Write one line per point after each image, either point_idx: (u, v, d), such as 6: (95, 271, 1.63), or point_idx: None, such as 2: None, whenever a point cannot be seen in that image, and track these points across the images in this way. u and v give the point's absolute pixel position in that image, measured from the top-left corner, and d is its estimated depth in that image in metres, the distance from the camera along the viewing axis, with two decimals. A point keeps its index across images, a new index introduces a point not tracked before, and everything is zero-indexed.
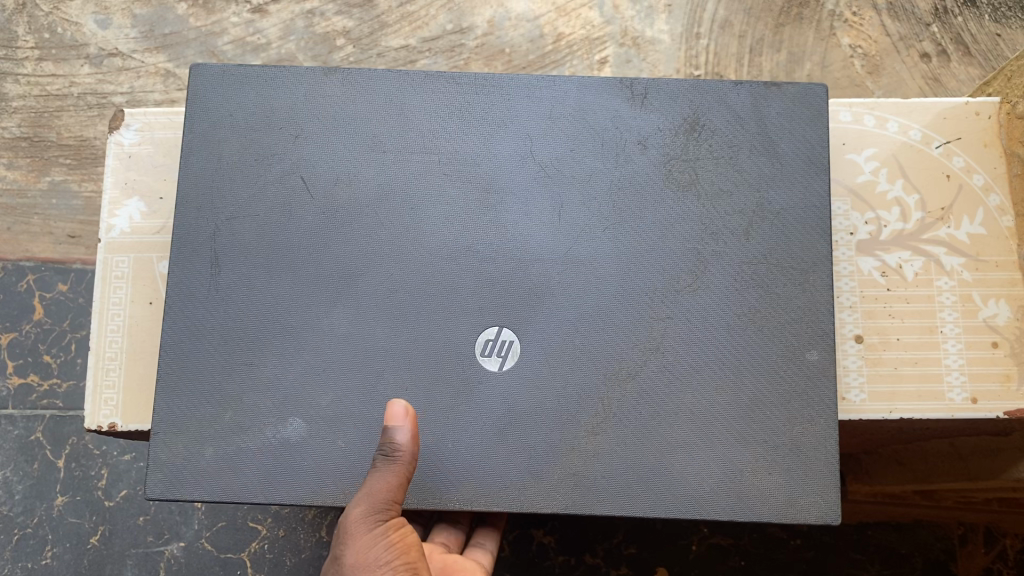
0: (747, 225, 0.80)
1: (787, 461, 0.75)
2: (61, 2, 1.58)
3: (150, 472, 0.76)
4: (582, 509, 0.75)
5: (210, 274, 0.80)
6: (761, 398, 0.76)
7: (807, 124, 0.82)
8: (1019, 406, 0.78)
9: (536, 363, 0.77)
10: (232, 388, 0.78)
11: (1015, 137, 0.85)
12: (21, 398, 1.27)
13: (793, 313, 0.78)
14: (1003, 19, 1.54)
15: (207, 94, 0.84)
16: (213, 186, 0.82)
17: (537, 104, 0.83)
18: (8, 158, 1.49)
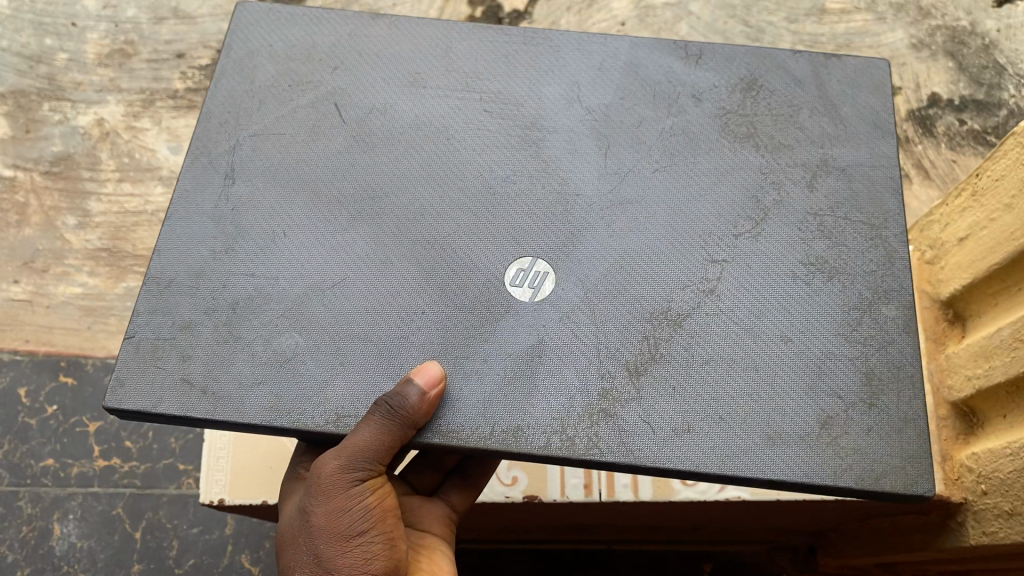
0: (811, 176, 0.82)
1: (862, 416, 0.72)
2: (139, 131, 1.82)
3: (115, 379, 0.73)
4: (623, 454, 0.69)
5: (224, 185, 0.83)
6: (832, 353, 0.74)
7: (868, 91, 0.87)
8: (930, 489, 0.95)
9: (571, 293, 0.76)
10: (231, 300, 0.77)
11: (924, 277, 1.06)
12: (105, 477, 1.47)
13: (865, 265, 0.78)
14: (958, 148, 1.74)
15: (249, 25, 0.92)
16: (238, 106, 0.87)
17: (587, 57, 0.89)
18: (90, 266, 1.67)
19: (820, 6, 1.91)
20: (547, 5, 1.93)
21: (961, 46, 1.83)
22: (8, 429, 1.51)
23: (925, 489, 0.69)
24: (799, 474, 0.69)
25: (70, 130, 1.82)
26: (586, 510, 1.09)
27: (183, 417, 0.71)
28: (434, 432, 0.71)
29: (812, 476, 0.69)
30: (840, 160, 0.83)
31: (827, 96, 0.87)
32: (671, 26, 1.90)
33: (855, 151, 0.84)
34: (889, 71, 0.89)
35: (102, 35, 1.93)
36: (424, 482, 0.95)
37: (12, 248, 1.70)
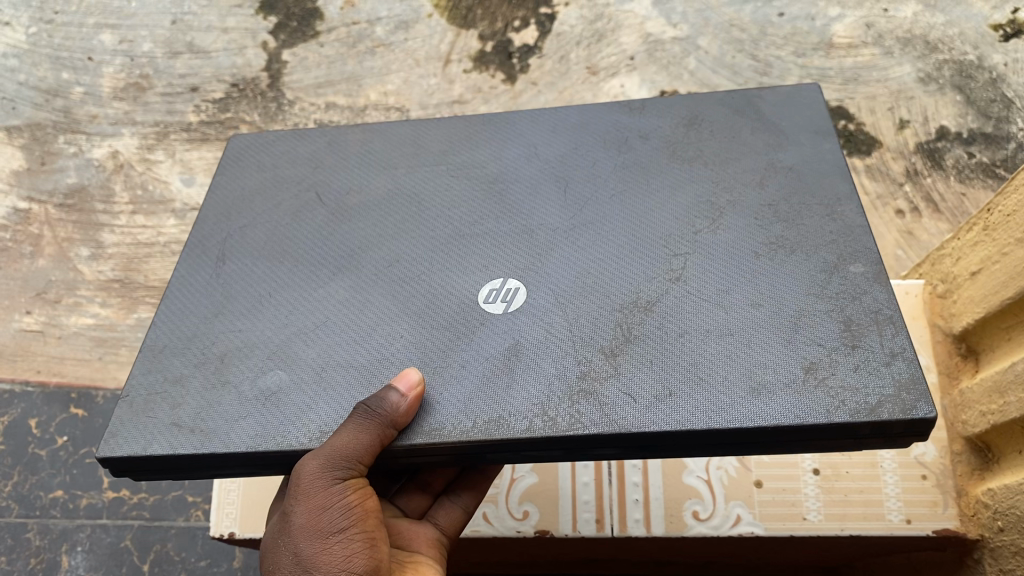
0: (761, 177, 0.80)
1: (850, 358, 0.66)
2: (153, 163, 1.84)
3: (108, 433, 0.73)
4: (607, 426, 0.66)
5: (215, 267, 0.84)
6: (805, 309, 0.70)
7: (803, 109, 0.86)
8: (945, 525, 0.94)
9: (541, 301, 0.74)
10: (218, 353, 0.77)
11: (937, 311, 1.05)
12: (114, 509, 1.47)
13: (825, 237, 0.75)
14: (967, 180, 1.73)
15: (238, 149, 0.96)
16: (229, 207, 0.89)
17: (540, 125, 0.91)
18: (102, 297, 1.68)
19: (827, 40, 1.93)
20: (557, 39, 1.95)
21: (969, 80, 1.84)
22: (18, 460, 1.51)
23: (929, 413, 0.62)
24: (792, 420, 0.64)
25: (84, 162, 1.84)
26: (598, 547, 1.08)
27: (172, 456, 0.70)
28: (418, 433, 0.69)
29: (806, 419, 0.63)
30: (786, 161, 0.81)
31: (762, 117, 0.86)
32: (679, 60, 1.92)
33: (799, 152, 0.82)
34: (823, 95, 0.88)
35: (117, 69, 1.96)
36: (413, 503, 0.89)
37: (25, 280, 1.71)
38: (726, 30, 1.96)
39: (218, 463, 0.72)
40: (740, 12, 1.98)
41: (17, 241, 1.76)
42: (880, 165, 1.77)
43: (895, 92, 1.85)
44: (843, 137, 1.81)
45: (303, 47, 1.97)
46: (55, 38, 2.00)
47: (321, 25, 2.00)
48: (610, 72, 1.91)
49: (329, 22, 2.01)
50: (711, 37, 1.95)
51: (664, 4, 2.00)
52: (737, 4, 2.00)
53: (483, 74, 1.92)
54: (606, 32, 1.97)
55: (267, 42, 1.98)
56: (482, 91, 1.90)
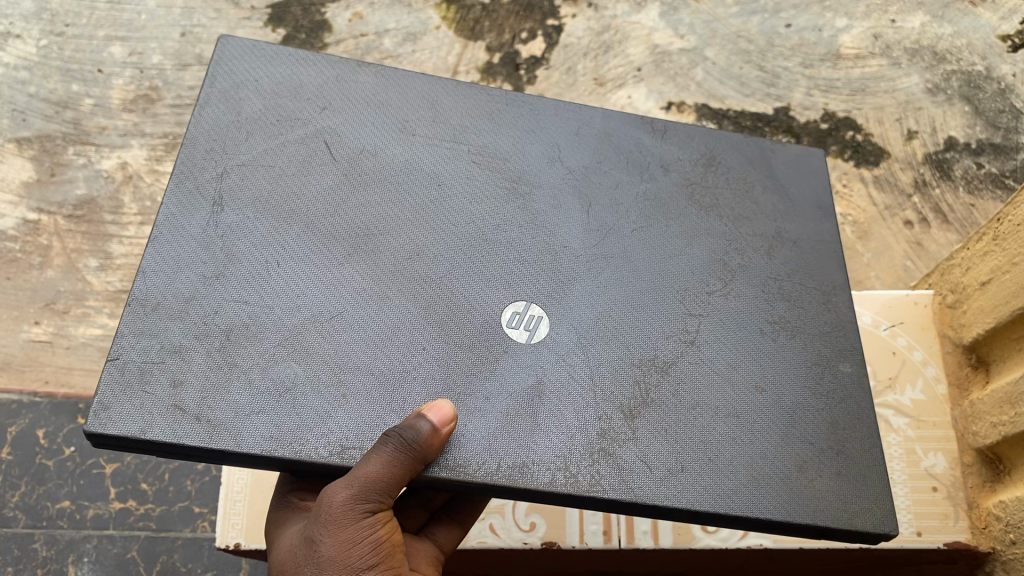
0: (768, 245, 0.85)
1: (836, 466, 0.73)
2: (162, 175, 1.85)
3: (100, 404, 0.68)
4: (625, 493, 0.68)
5: (211, 213, 0.79)
6: (801, 404, 0.75)
7: (810, 178, 0.91)
8: (957, 538, 0.93)
9: (563, 338, 0.75)
10: (223, 326, 0.73)
11: (946, 322, 1.05)
12: (121, 520, 1.47)
13: (820, 328, 0.81)
14: (976, 191, 1.72)
15: (231, 59, 0.88)
16: (225, 137, 0.83)
17: (564, 122, 0.90)
18: (110, 309, 1.69)
19: (834, 51, 1.93)
20: (564, 51, 1.96)
21: (977, 91, 1.84)
22: (26, 470, 1.51)
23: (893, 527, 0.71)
24: (784, 517, 0.69)
25: (94, 173, 1.85)
26: (606, 558, 1.07)
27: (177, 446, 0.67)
28: (442, 467, 0.68)
29: (796, 517, 0.70)
30: (791, 234, 0.86)
31: (775, 177, 0.90)
32: (686, 71, 1.92)
33: (801, 225, 0.87)
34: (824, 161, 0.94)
35: (127, 81, 1.97)
36: (411, 519, 0.88)
37: (33, 290, 1.71)
38: (733, 42, 1.96)
39: (222, 458, 0.69)
40: (747, 23, 1.98)
41: (26, 252, 1.75)
42: (889, 175, 1.76)
43: (903, 102, 1.84)
44: (851, 147, 1.80)
45: None
46: (65, 50, 2.01)
47: (329, 37, 2.01)
48: (617, 84, 1.91)
49: (337, 34, 2.02)
50: (718, 48, 1.95)
51: (671, 15, 2.01)
52: (744, 15, 2.00)
53: (490, 86, 1.92)
54: (613, 44, 1.97)
55: None
56: None
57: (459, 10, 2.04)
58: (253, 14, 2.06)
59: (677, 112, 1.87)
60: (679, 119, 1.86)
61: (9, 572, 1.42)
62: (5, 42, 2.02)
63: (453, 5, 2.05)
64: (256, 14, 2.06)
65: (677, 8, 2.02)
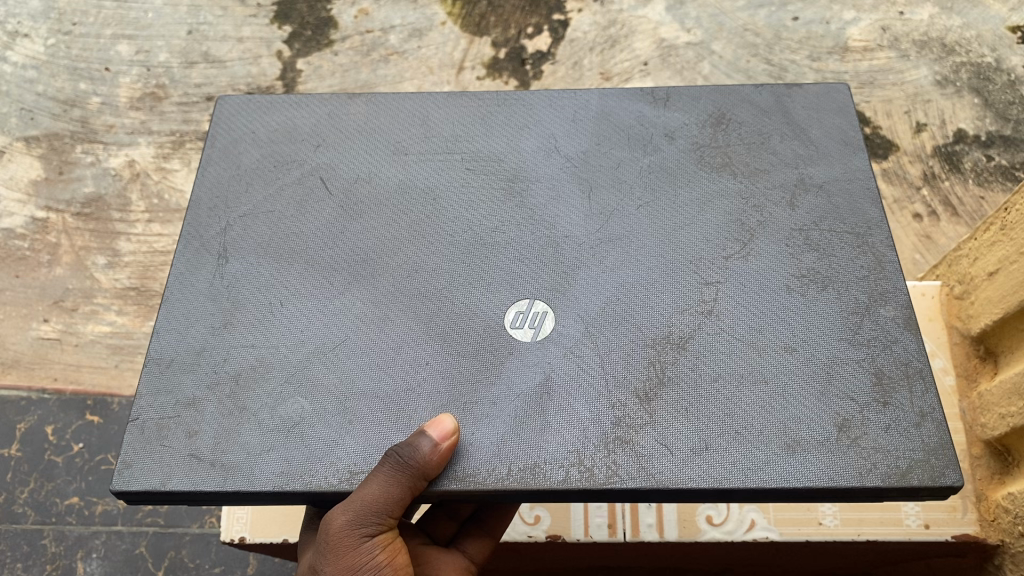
0: (790, 196, 0.80)
1: (881, 420, 0.68)
2: (169, 172, 1.85)
3: (122, 463, 0.70)
4: (645, 481, 0.66)
5: (217, 265, 0.81)
6: (837, 357, 0.71)
7: (833, 115, 0.87)
8: (965, 530, 0.93)
9: (570, 331, 0.74)
10: (232, 372, 0.74)
11: (954, 313, 1.04)
12: (129, 516, 1.47)
13: (856, 272, 0.75)
14: (985, 184, 1.71)
15: (229, 117, 0.91)
16: (227, 191, 0.85)
17: (560, 111, 0.89)
18: (118, 305, 1.69)
19: (842, 43, 1.92)
20: (571, 46, 1.96)
21: (987, 82, 1.82)
22: (35, 467, 1.51)
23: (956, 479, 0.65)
24: (829, 484, 0.65)
25: (101, 171, 1.85)
26: (609, 551, 1.07)
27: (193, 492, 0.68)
28: (451, 479, 0.68)
29: (840, 482, 0.65)
30: (816, 178, 0.82)
31: (794, 121, 0.86)
32: (693, 65, 1.92)
33: (827, 169, 0.82)
34: (849, 95, 0.88)
35: (134, 79, 1.98)
36: (440, 530, 0.90)
37: (42, 287, 1.72)
38: (740, 35, 1.95)
39: (240, 499, 0.70)
40: (754, 16, 1.98)
41: (35, 251, 1.76)
42: (897, 168, 1.75)
43: (912, 95, 1.83)
44: None
45: (317, 55, 1.98)
46: (72, 49, 2.02)
47: (335, 34, 2.01)
48: (624, 78, 1.90)
49: (343, 30, 2.02)
50: (725, 42, 1.94)
51: (678, 9, 2.00)
52: (750, 9, 1.99)
53: (496, 81, 1.92)
54: (620, 38, 1.96)
55: (282, 51, 1.99)
56: None
57: (465, 6, 2.03)
58: (259, 11, 2.06)
59: None
60: None
61: (18, 568, 1.43)
62: (14, 42, 2.03)
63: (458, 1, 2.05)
64: (262, 11, 2.06)
65: (683, 2, 2.01)
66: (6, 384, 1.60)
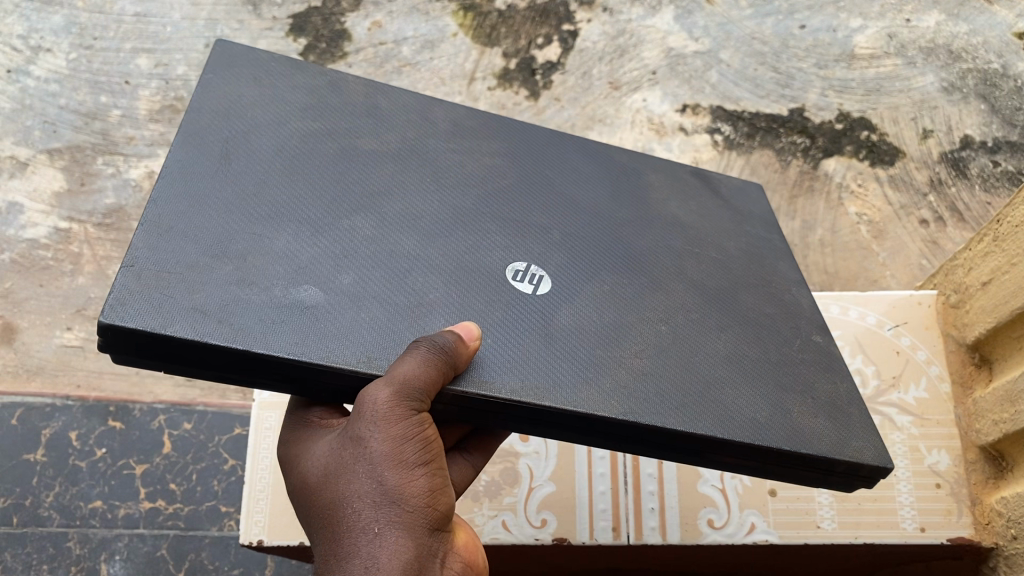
0: (732, 245, 0.91)
1: (827, 410, 0.76)
2: None
3: (112, 301, 0.63)
4: (646, 415, 0.69)
5: (221, 164, 0.77)
6: (786, 359, 0.79)
7: (753, 201, 1.01)
8: (960, 533, 0.95)
9: (566, 293, 0.77)
10: (238, 249, 0.70)
11: (949, 321, 1.06)
12: (151, 518, 1.51)
13: (787, 305, 0.86)
14: (992, 190, 1.72)
15: (223, 59, 0.89)
16: (231, 112, 0.83)
17: (541, 137, 0.97)
18: None
19: (849, 51, 1.94)
20: (580, 56, 1.99)
21: (993, 88, 1.84)
22: (60, 471, 1.56)
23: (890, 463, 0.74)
24: (796, 448, 0.71)
25: (122, 183, 1.90)
26: (609, 553, 1.10)
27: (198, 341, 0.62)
28: (469, 382, 0.68)
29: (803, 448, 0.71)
30: (749, 238, 0.94)
31: (728, 198, 0.98)
32: (701, 74, 1.94)
33: (755, 233, 0.95)
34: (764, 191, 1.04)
35: (153, 92, 2.03)
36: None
37: (66, 296, 1.77)
38: (747, 44, 1.97)
39: (239, 364, 0.65)
40: (761, 26, 2.00)
41: (58, 260, 1.81)
42: (904, 174, 1.77)
43: (919, 101, 1.85)
44: (866, 147, 1.80)
45: (332, 68, 2.02)
46: (93, 63, 2.07)
47: (349, 46, 2.05)
48: (633, 87, 1.93)
49: (356, 43, 2.06)
50: (732, 51, 1.97)
51: (686, 18, 2.03)
52: (758, 18, 2.01)
53: (507, 91, 1.95)
54: (628, 48, 1.99)
55: None
56: (506, 107, 1.92)
57: (476, 17, 2.07)
58: (274, 24, 2.11)
59: (692, 115, 1.89)
60: (694, 120, 1.87)
61: (44, 569, 1.47)
62: (36, 57, 2.08)
63: (470, 12, 2.09)
64: (277, 25, 2.11)
65: (691, 11, 2.04)
66: (31, 390, 1.65)
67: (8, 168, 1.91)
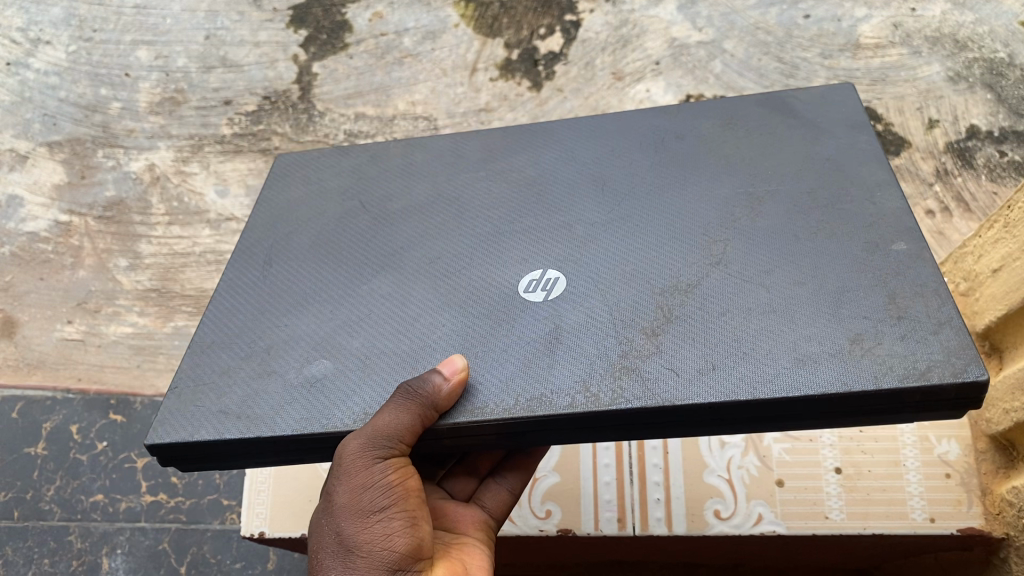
0: (798, 170, 0.81)
1: (897, 331, 0.65)
2: (188, 175, 1.88)
3: (156, 423, 0.74)
4: (651, 400, 0.65)
5: (261, 270, 0.86)
6: (849, 286, 0.69)
7: (837, 107, 0.87)
8: (971, 524, 0.93)
9: (580, 288, 0.75)
10: (265, 345, 0.78)
11: (960, 310, 1.05)
12: (152, 512, 1.50)
13: (864, 219, 0.75)
14: (999, 179, 1.70)
15: (284, 167, 0.98)
16: (278, 215, 0.91)
17: (579, 129, 0.93)
18: (140, 306, 1.72)
19: (854, 41, 1.92)
20: (582, 46, 1.97)
21: (1000, 78, 1.82)
22: (60, 465, 1.55)
23: (982, 374, 0.62)
24: (841, 388, 0.63)
25: (122, 175, 1.89)
26: (617, 546, 1.09)
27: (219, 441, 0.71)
28: (462, 414, 0.69)
29: (852, 388, 0.63)
30: (823, 155, 0.82)
31: (800, 118, 0.87)
32: (705, 64, 1.92)
33: (835, 143, 0.83)
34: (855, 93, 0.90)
35: (153, 84, 2.01)
36: (459, 487, 0.89)
37: (66, 289, 1.76)
38: (751, 34, 1.96)
39: (264, 449, 0.72)
40: (765, 15, 1.98)
41: (58, 253, 1.80)
42: (909, 165, 1.75)
43: (924, 91, 1.83)
44: None
45: (333, 59, 2.01)
46: (93, 55, 2.06)
47: (350, 38, 2.04)
48: (636, 77, 1.92)
49: (357, 34, 2.04)
50: (736, 41, 1.95)
51: (689, 8, 2.01)
52: (762, 7, 2.00)
53: (509, 82, 1.94)
54: (631, 38, 1.98)
55: (297, 55, 2.02)
56: (507, 99, 1.91)
57: (478, 8, 2.06)
58: (275, 16, 2.09)
59: None
60: None
61: (46, 564, 1.47)
62: (36, 49, 2.07)
63: (471, 3, 2.07)
64: (277, 16, 2.09)
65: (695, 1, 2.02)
66: (32, 384, 1.64)
67: (8, 161, 1.91)
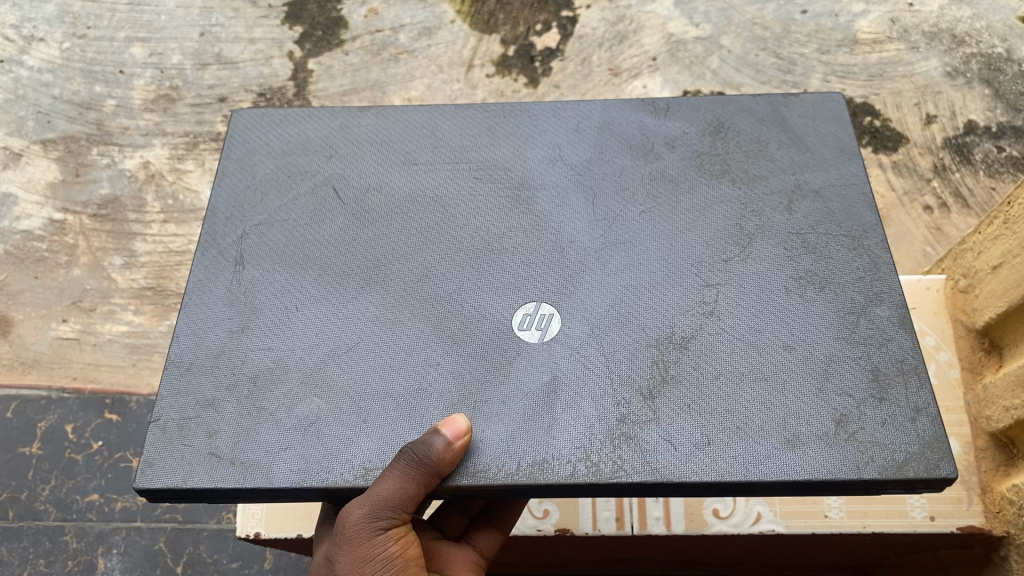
0: (788, 199, 0.81)
1: (879, 415, 0.69)
2: (184, 173, 1.87)
3: (144, 462, 0.72)
4: (649, 474, 0.67)
5: (235, 272, 0.82)
6: (835, 356, 0.72)
7: (829, 123, 0.86)
8: (970, 522, 0.93)
9: (575, 333, 0.75)
10: (249, 373, 0.76)
11: (959, 306, 1.04)
12: (148, 512, 1.50)
13: (852, 273, 0.76)
14: (997, 175, 1.70)
15: (246, 129, 0.92)
16: (245, 201, 0.86)
17: (562, 120, 0.89)
18: (135, 305, 1.71)
19: (851, 36, 1.92)
20: (579, 43, 1.96)
21: (998, 73, 1.82)
22: (56, 465, 1.54)
23: (952, 471, 0.66)
24: (828, 476, 0.66)
25: (117, 173, 1.88)
26: (614, 544, 1.09)
27: (213, 489, 0.70)
28: (463, 475, 0.69)
29: (839, 476, 0.66)
30: (812, 183, 0.82)
31: (790, 130, 0.86)
32: (702, 60, 1.92)
33: (825, 173, 0.82)
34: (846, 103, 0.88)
35: (148, 81, 2.00)
36: (452, 525, 0.92)
37: (60, 288, 1.75)
38: (749, 29, 1.95)
39: (257, 496, 0.71)
40: (762, 10, 1.97)
41: (53, 252, 1.79)
42: (907, 161, 1.75)
43: (922, 87, 1.82)
44: (869, 133, 1.79)
45: (328, 55, 2.00)
46: (87, 52, 2.04)
47: (345, 34, 2.03)
48: (633, 74, 1.91)
49: (353, 30, 2.03)
50: (734, 37, 1.94)
51: (686, 4, 2.00)
52: (759, 2, 1.99)
53: (506, 79, 1.93)
54: (628, 34, 1.97)
55: (293, 51, 2.01)
56: (504, 95, 1.91)
57: (474, 4, 2.04)
58: (270, 12, 2.08)
59: None
60: None
61: (41, 564, 1.46)
62: (30, 46, 2.06)
63: None
64: (273, 12, 2.08)
65: None
66: (27, 383, 1.63)
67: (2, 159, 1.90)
